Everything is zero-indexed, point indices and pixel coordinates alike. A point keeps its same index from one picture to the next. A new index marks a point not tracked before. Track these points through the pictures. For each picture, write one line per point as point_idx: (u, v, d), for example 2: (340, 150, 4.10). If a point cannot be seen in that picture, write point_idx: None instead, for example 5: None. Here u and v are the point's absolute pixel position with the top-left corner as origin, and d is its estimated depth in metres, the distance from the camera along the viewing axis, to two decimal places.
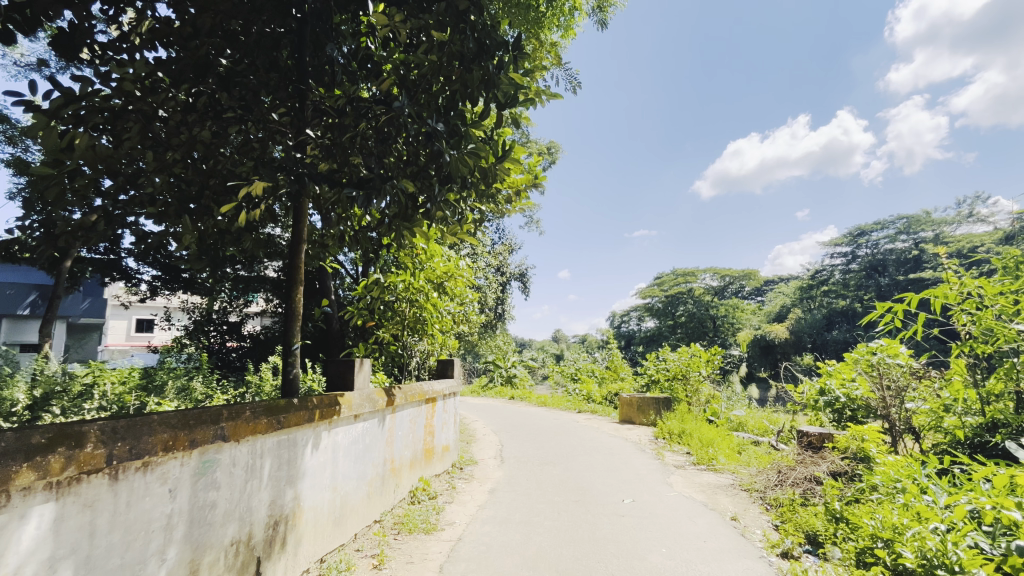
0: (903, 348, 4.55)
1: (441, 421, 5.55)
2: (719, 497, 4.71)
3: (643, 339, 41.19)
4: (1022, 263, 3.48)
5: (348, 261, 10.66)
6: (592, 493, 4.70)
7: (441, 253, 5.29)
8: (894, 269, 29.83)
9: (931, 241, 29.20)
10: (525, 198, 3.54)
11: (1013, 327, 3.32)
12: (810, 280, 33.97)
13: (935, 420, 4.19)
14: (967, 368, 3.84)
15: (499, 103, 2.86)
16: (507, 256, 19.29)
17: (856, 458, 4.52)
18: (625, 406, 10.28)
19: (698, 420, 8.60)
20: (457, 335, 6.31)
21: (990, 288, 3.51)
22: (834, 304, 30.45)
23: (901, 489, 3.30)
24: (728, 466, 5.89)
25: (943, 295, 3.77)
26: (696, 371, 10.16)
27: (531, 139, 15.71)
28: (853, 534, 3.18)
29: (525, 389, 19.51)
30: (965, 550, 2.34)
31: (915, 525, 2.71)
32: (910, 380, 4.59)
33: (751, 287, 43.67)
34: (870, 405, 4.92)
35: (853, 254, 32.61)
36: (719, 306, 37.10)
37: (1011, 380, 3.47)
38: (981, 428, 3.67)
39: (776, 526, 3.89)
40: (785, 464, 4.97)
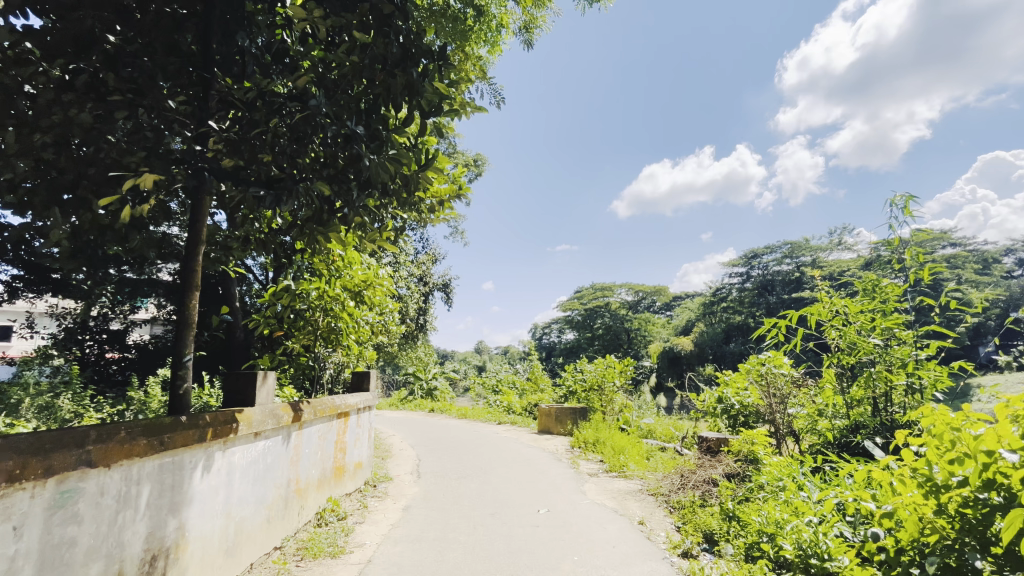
0: (787, 359, 5.06)
1: (353, 437, 5.27)
2: (628, 503, 4.93)
3: (563, 351, 42.40)
4: (877, 287, 4.05)
5: (257, 265, 9.91)
6: (509, 505, 4.71)
7: (360, 261, 5.06)
8: (780, 289, 33.51)
9: (810, 265, 33.17)
10: (447, 209, 3.51)
11: (869, 340, 3.94)
12: (711, 297, 37.07)
13: (811, 424, 4.70)
14: (835, 377, 4.35)
15: (422, 112, 2.81)
16: (430, 267, 19.04)
17: (746, 460, 4.95)
18: (543, 417, 10.48)
19: (611, 428, 8.95)
20: (374, 346, 6.09)
21: (853, 307, 4.05)
22: (731, 320, 33.41)
23: (783, 487, 3.66)
24: (637, 472, 6.20)
25: (817, 313, 4.28)
26: (610, 382, 10.58)
27: (456, 149, 15.80)
28: (743, 531, 3.46)
29: (446, 401, 19.20)
30: (832, 539, 2.64)
31: (793, 519, 3.00)
32: (791, 388, 5.11)
33: (661, 302, 46.78)
34: (759, 411, 5.41)
35: (747, 275, 36.13)
36: (633, 319, 39.25)
37: (869, 387, 3.99)
38: (846, 430, 4.19)
39: (678, 527, 4.14)
40: (687, 469, 5.33)
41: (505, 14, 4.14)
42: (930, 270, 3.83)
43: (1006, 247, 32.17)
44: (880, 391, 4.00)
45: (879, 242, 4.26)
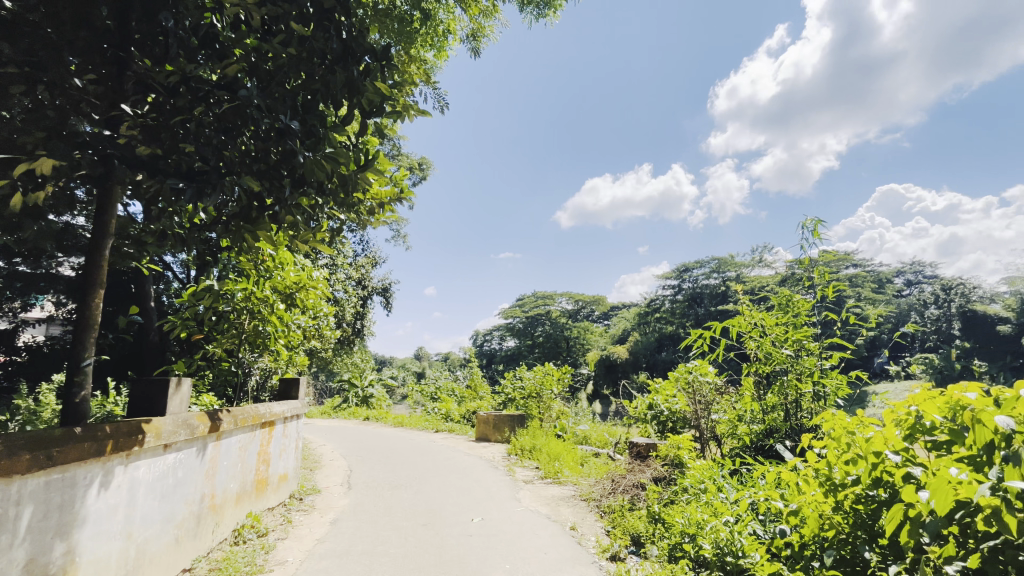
0: (711, 367, 5.37)
1: (279, 448, 4.98)
2: (561, 508, 5.00)
3: (504, 358, 42.57)
4: (789, 301, 4.41)
5: (177, 262, 9.16)
6: (443, 515, 4.63)
7: (293, 261, 4.82)
8: (708, 301, 35.65)
9: (734, 280, 35.54)
10: (387, 212, 3.43)
11: (781, 351, 4.27)
12: (646, 308, 38.75)
13: (731, 428, 5.01)
14: (753, 385, 4.67)
15: (363, 111, 2.74)
16: (370, 270, 18.50)
17: (673, 464, 5.19)
18: (481, 424, 10.44)
19: (547, 435, 9.08)
20: (306, 351, 5.81)
21: (770, 320, 4.39)
22: (663, 330, 35.06)
23: (704, 489, 3.88)
24: (570, 478, 6.31)
25: (738, 324, 4.59)
26: (548, 389, 10.73)
27: (399, 152, 15.53)
28: (667, 532, 3.62)
29: (381, 409, 18.64)
30: (746, 537, 2.82)
31: (712, 519, 3.18)
32: (715, 395, 5.42)
33: (599, 311, 48.26)
34: (686, 417, 5.70)
35: (678, 287, 38.13)
36: (572, 328, 40.17)
37: (781, 394, 4.33)
38: (761, 434, 4.51)
39: (607, 531, 4.25)
40: (618, 473, 5.51)
41: (453, 20, 4.15)
42: (834, 288, 4.23)
43: (896, 269, 36.25)
44: (791, 399, 4.34)
45: (792, 261, 4.66)
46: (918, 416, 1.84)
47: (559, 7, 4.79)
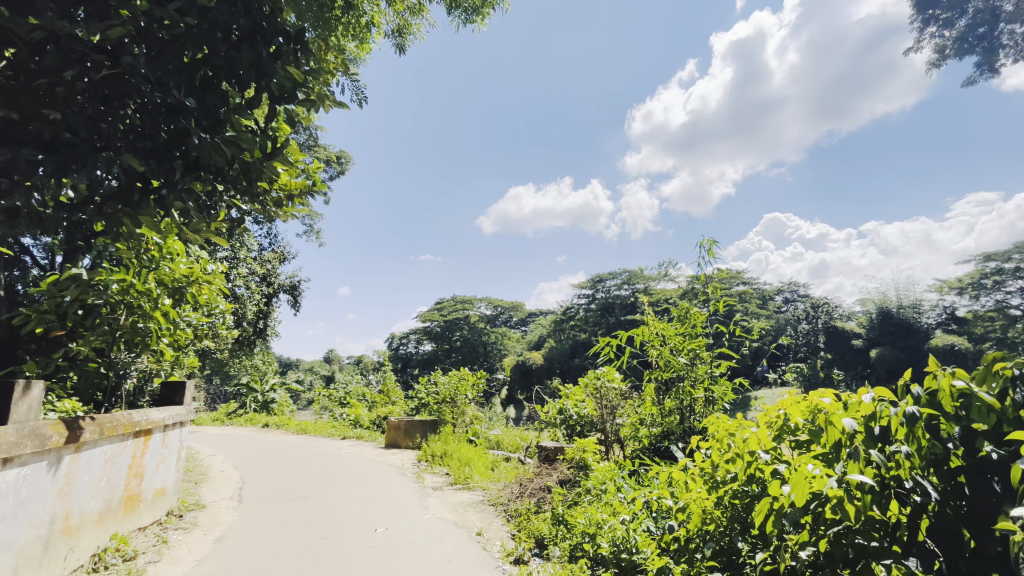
0: (618, 374, 5.66)
1: (156, 459, 4.45)
2: (468, 514, 4.98)
3: (420, 362, 41.73)
4: (686, 313, 4.78)
5: (38, 246, 7.91)
6: (344, 526, 4.41)
7: (184, 252, 4.37)
8: (618, 311, 37.69)
9: (643, 291, 37.95)
10: (297, 204, 3.19)
11: (678, 358, 4.61)
12: (561, 315, 40.10)
13: (633, 431, 5.31)
14: (654, 390, 4.97)
15: (271, 96, 2.57)
16: (277, 266, 17.28)
17: (577, 466, 5.38)
18: (391, 430, 10.15)
19: (459, 440, 9.02)
20: (196, 351, 5.38)
21: (670, 330, 4.72)
22: (577, 337, 36.46)
23: (604, 489, 4.08)
24: (479, 484, 6.33)
25: (643, 333, 4.88)
26: (463, 394, 10.63)
27: (317, 142, 14.74)
28: (568, 533, 3.75)
29: (283, 415, 17.41)
30: (639, 534, 3.01)
31: (610, 519, 3.35)
32: (619, 400, 5.73)
33: (517, 317, 49.07)
34: (593, 420, 5.95)
35: (592, 297, 39.95)
36: (490, 333, 40.43)
37: (677, 398, 4.66)
38: (658, 436, 4.83)
39: (512, 534, 4.31)
40: (526, 477, 5.61)
41: (377, 14, 4.06)
42: (725, 302, 4.66)
43: (777, 288, 40.94)
44: (685, 403, 4.68)
45: (691, 277, 5.06)
46: (786, 418, 2.07)
47: (487, 14, 4.84)
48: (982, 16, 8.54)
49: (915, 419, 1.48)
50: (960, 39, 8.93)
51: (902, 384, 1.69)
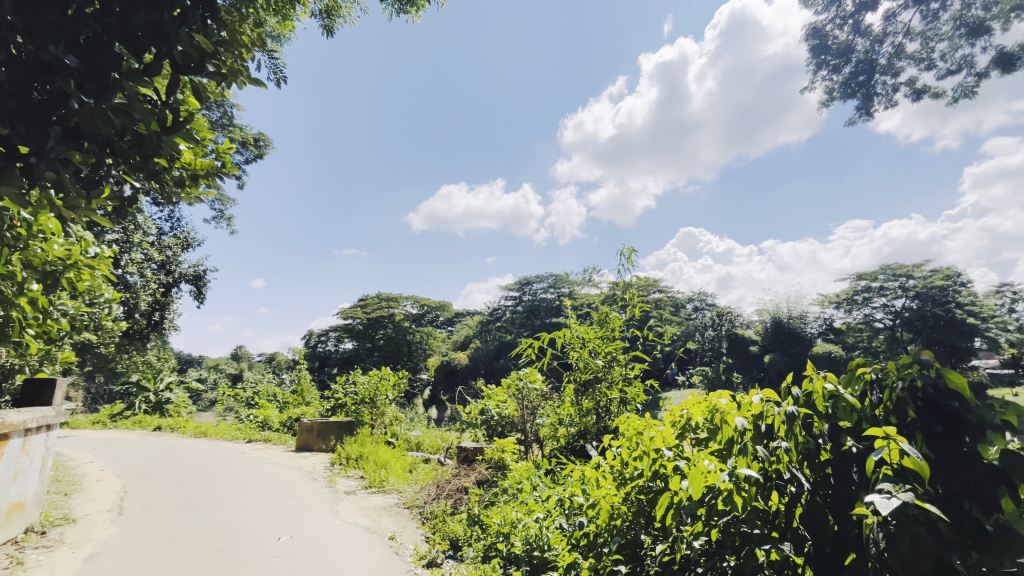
0: (539, 375, 5.77)
1: (13, 469, 3.84)
2: (381, 518, 4.83)
3: (339, 361, 39.87)
4: (605, 317, 4.98)
5: None
6: (250, 534, 4.16)
7: (61, 231, 3.84)
8: (544, 314, 38.57)
9: (568, 296, 39.13)
10: (202, 186, 2.90)
11: (596, 361, 4.79)
12: (488, 316, 40.26)
13: (552, 430, 5.45)
14: (573, 391, 5.12)
15: (174, 64, 2.32)
16: (178, 253, 15.70)
17: (496, 466, 5.42)
18: (302, 432, 9.61)
19: (377, 442, 8.73)
20: (73, 345, 4.76)
21: (589, 334, 4.87)
22: (503, 338, 36.76)
23: (521, 488, 4.14)
24: (395, 486, 6.17)
25: (564, 336, 5.01)
26: (383, 395, 10.29)
27: (230, 122, 13.62)
28: (483, 534, 3.75)
29: (179, 417, 15.83)
30: (552, 531, 3.09)
31: (524, 517, 3.41)
32: (540, 401, 5.86)
33: (443, 317, 48.53)
34: (514, 421, 6.04)
35: (519, 299, 40.53)
36: (415, 332, 39.59)
37: (594, 399, 4.85)
38: (575, 435, 5.01)
39: (426, 537, 4.25)
40: (444, 478, 5.58)
41: None
42: (640, 308, 4.91)
43: (689, 297, 44.05)
44: (602, 404, 4.86)
45: (611, 283, 5.29)
46: (688, 418, 2.21)
47: (421, 7, 4.74)
48: (862, 66, 9.79)
49: (794, 418, 1.65)
50: (845, 83, 10.15)
51: (784, 387, 1.88)
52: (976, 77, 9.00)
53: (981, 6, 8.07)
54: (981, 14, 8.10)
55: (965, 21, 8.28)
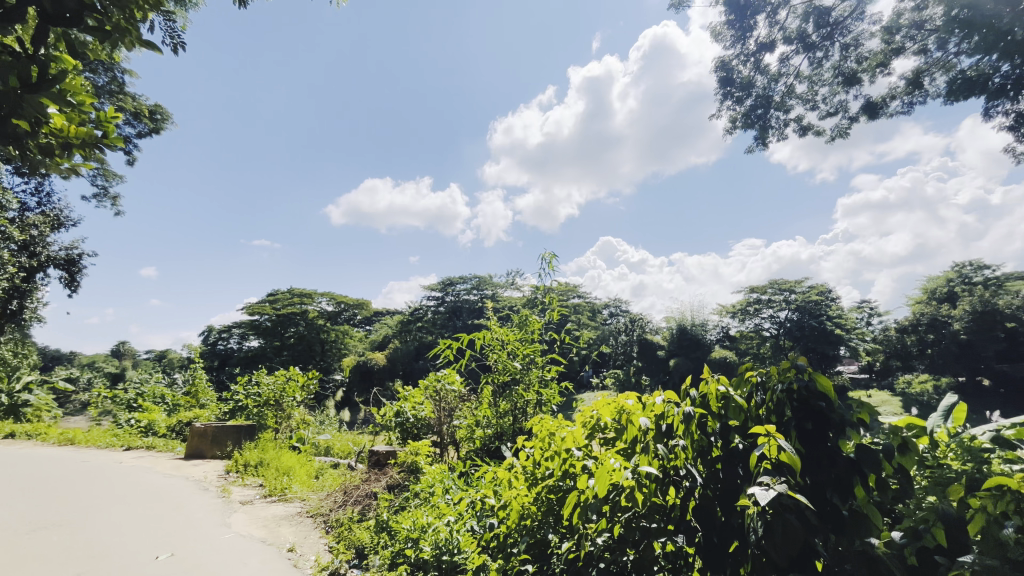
0: (457, 376, 5.70)
1: None
2: (280, 529, 4.52)
3: (242, 359, 36.81)
4: (524, 320, 5.04)
5: None
6: (126, 546, 3.84)
7: None
8: (466, 315, 38.46)
9: (490, 298, 39.36)
10: (76, 157, 2.49)
11: (514, 363, 4.85)
12: (409, 316, 39.34)
13: (468, 432, 5.42)
14: (491, 393, 5.12)
15: (44, 13, 1.99)
16: (46, 233, 13.61)
17: (408, 469, 5.28)
18: (193, 437, 8.74)
19: (280, 447, 8.16)
20: None
21: (508, 336, 4.91)
22: (423, 338, 36.09)
23: (433, 492, 4.05)
24: (298, 494, 5.81)
25: (483, 338, 4.98)
26: (290, 397, 9.63)
27: (121, 92, 12.13)
28: (391, 540, 3.63)
29: (40, 422, 13.71)
30: (462, 534, 3.05)
31: (435, 522, 3.36)
32: (457, 402, 5.80)
33: (361, 315, 46.70)
34: (430, 423, 5.95)
35: (442, 299, 40.07)
36: (329, 330, 37.63)
37: (511, 401, 4.90)
38: (492, 437, 5.03)
39: (329, 547, 4.07)
40: (351, 484, 5.35)
41: None
42: (559, 312, 5.05)
43: (605, 303, 46.20)
44: (519, 406, 4.92)
45: (533, 287, 5.36)
46: (598, 418, 2.29)
47: None
48: (760, 101, 10.90)
49: (690, 417, 1.78)
50: (746, 115, 11.21)
51: (684, 388, 2.01)
52: (849, 120, 10.37)
53: (854, 60, 9.32)
54: (855, 67, 9.34)
55: (842, 71, 9.51)
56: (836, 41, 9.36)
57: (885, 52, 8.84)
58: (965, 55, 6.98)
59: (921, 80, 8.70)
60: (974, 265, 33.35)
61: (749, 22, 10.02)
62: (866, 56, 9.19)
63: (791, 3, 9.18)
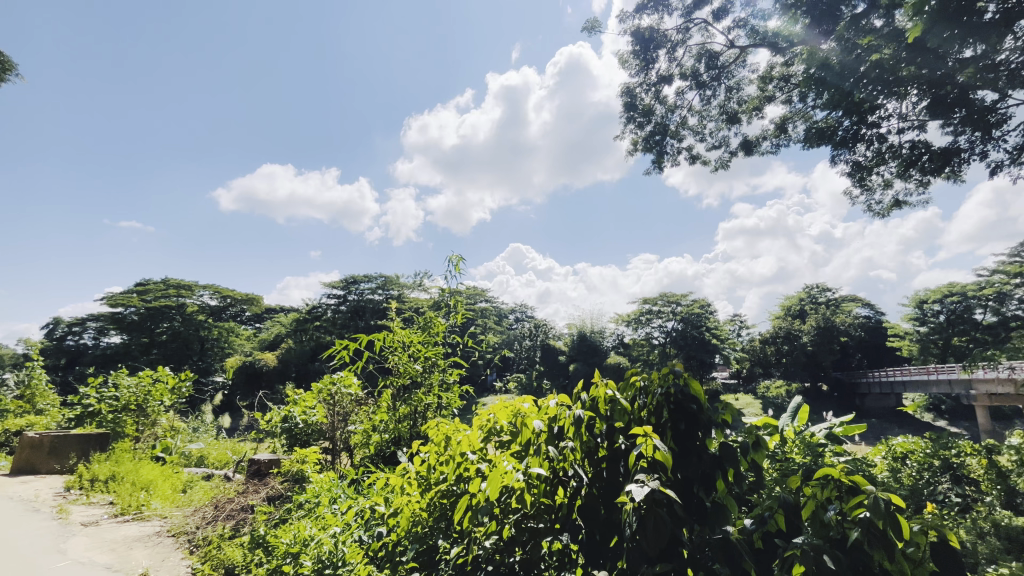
0: (354, 379, 5.42)
1: None
2: (132, 552, 3.97)
3: (98, 358, 31.83)
4: (428, 322, 4.92)
5: None
6: None
7: None
8: (369, 315, 36.91)
9: (396, 298, 38.17)
10: None
11: (415, 365, 4.73)
12: (305, 314, 36.81)
13: (363, 438, 5.18)
14: (390, 396, 4.94)
15: None
16: None
17: (293, 479, 4.91)
18: (24, 449, 7.44)
19: (138, 459, 7.15)
20: None
21: (409, 338, 4.76)
22: (321, 338, 33.98)
23: (318, 502, 3.80)
24: (158, 512, 5.14)
25: (382, 340, 4.77)
26: (156, 401, 8.48)
27: None
28: (267, 557, 3.33)
29: None
30: (348, 546, 2.88)
31: (318, 534, 3.18)
32: (353, 406, 5.52)
33: (250, 312, 42.84)
34: (322, 429, 5.59)
35: (344, 297, 38.07)
36: (211, 327, 33.93)
37: (411, 404, 4.77)
38: (389, 442, 4.86)
39: (193, 570, 3.68)
40: (224, 497, 4.86)
41: None
42: (464, 316, 5.01)
43: (511, 308, 47.07)
44: (418, 410, 4.82)
45: (440, 290, 5.25)
46: (495, 422, 2.31)
47: None
48: (658, 128, 11.87)
49: (579, 419, 1.87)
50: (646, 139, 12.13)
51: (575, 392, 2.11)
52: (729, 154, 11.67)
53: (736, 101, 10.54)
54: (736, 107, 10.55)
55: (726, 110, 10.69)
56: (723, 83, 10.50)
57: (760, 98, 10.10)
58: (819, 109, 8.22)
59: (786, 126, 10.07)
60: (819, 288, 39.24)
61: (652, 55, 10.88)
62: (746, 99, 10.42)
63: (687, 43, 10.12)
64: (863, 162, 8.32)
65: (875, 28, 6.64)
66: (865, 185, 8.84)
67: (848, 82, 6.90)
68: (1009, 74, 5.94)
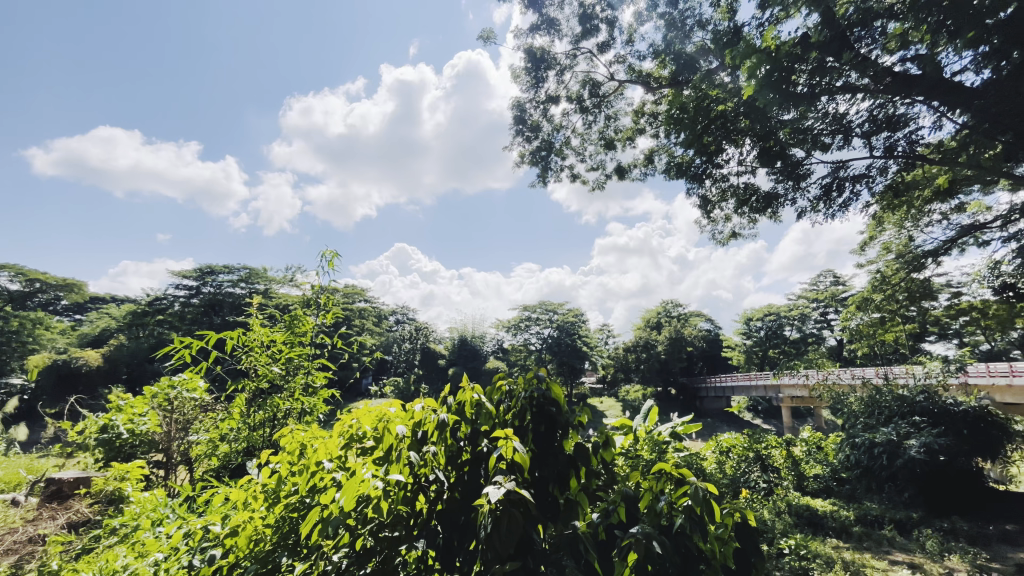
0: (200, 383, 4.72)
1: None
2: None
3: None
4: (293, 321, 4.49)
5: None
6: None
7: None
8: (226, 311, 32.98)
9: (261, 293, 34.72)
10: None
11: (274, 368, 4.30)
12: (144, 306, 31.63)
13: (208, 448, 4.61)
14: (244, 402, 4.45)
15: None
16: None
17: (106, 500, 4.14)
18: None
19: None
20: None
21: (269, 338, 4.31)
22: (164, 335, 29.52)
23: (137, 526, 3.27)
24: None
25: (236, 339, 4.24)
26: None
27: None
28: None
29: None
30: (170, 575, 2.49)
31: (135, 563, 2.73)
32: (196, 413, 4.84)
33: (67, 300, 35.63)
34: (153, 440, 4.80)
35: (196, 289, 33.60)
36: (8, 317, 27.51)
37: (269, 411, 4.36)
38: (240, 453, 4.39)
39: None
40: (7, 526, 3.94)
41: None
42: (335, 315, 4.66)
43: (391, 309, 45.62)
44: (276, 417, 4.42)
45: (310, 285, 4.80)
46: (357, 427, 2.18)
47: None
48: (544, 144, 12.47)
49: (444, 424, 1.85)
50: (532, 153, 12.65)
51: (443, 396, 2.10)
52: (605, 177, 12.66)
53: (613, 129, 11.50)
54: (612, 135, 11.52)
55: (604, 136, 11.61)
56: (602, 111, 11.39)
57: (633, 130, 11.16)
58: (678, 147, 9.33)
59: (652, 158, 11.24)
60: (672, 303, 44.47)
61: (542, 74, 11.42)
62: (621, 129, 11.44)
63: (574, 69, 10.79)
64: (710, 197, 9.64)
65: (724, 84, 7.74)
66: (711, 217, 10.22)
67: (701, 124, 7.82)
68: (813, 137, 7.38)
